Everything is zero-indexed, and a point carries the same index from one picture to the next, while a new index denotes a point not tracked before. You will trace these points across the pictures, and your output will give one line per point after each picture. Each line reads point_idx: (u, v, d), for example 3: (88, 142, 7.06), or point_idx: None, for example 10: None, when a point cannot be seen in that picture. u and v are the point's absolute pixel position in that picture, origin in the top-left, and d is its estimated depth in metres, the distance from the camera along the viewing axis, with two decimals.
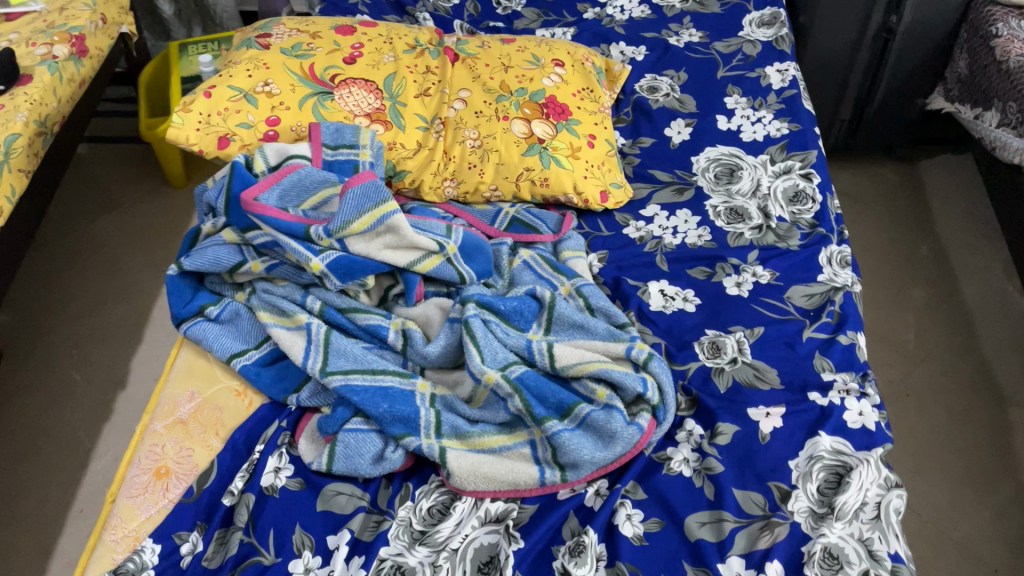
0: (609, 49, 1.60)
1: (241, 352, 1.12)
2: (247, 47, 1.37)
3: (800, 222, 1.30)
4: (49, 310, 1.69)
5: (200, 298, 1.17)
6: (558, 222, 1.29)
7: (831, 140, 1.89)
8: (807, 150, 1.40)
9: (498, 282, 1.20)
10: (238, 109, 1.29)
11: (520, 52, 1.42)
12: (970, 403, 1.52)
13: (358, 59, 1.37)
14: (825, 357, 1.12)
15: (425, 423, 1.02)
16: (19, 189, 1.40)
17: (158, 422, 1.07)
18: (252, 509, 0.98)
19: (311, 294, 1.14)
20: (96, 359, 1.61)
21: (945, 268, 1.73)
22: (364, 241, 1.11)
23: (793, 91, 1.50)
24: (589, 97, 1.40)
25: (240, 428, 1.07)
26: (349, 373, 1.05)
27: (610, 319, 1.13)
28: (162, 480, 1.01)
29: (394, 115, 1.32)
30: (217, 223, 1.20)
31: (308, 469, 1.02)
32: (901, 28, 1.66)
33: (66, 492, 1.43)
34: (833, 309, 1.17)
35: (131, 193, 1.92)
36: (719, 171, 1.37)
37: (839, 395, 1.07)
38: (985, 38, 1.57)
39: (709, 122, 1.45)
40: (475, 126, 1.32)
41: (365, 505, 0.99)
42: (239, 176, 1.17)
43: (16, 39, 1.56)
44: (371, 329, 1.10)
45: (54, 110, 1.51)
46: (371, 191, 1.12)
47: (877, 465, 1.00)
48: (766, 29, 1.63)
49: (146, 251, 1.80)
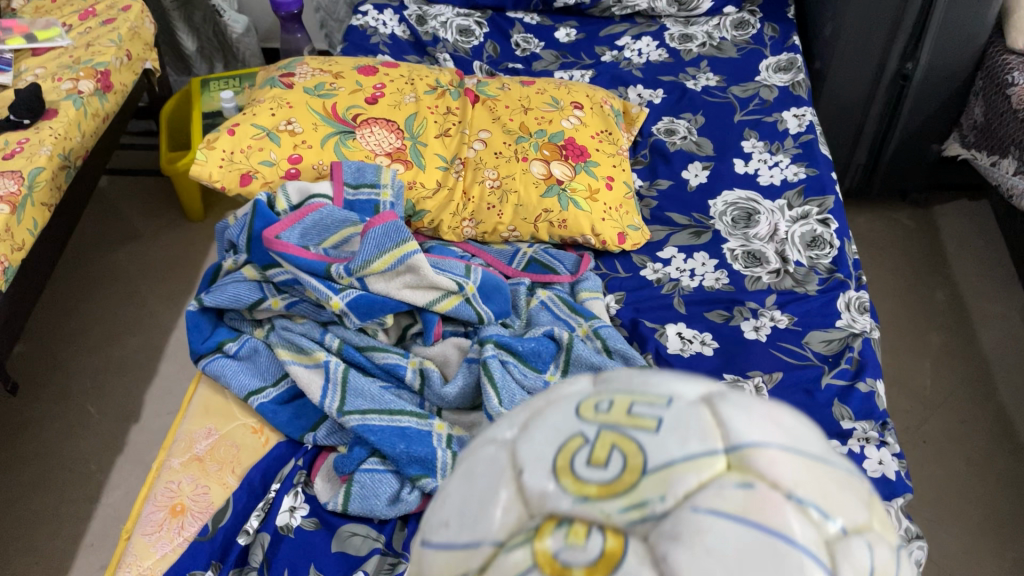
0: (627, 91, 1.62)
1: (259, 390, 1.12)
2: (271, 86, 1.40)
3: (817, 267, 1.30)
4: (66, 341, 1.69)
5: (218, 334, 1.17)
6: (576, 263, 1.30)
7: (847, 183, 1.91)
8: (824, 195, 1.40)
9: (516, 321, 1.20)
10: (260, 147, 1.30)
11: (540, 94, 1.43)
12: (987, 451, 1.50)
13: (380, 99, 1.39)
14: (843, 405, 1.11)
15: (441, 464, 1.01)
16: (41, 222, 1.42)
17: (175, 458, 1.07)
18: (267, 549, 0.98)
19: (330, 331, 1.14)
20: (110, 391, 1.61)
21: (961, 313, 1.73)
22: (384, 281, 1.12)
23: (810, 136, 1.51)
24: (607, 139, 1.41)
25: (256, 467, 1.06)
26: (367, 413, 1.05)
27: (629, 361, 1.13)
28: (178, 518, 1.01)
29: (415, 155, 1.34)
30: (237, 259, 1.20)
31: (323, 509, 1.02)
32: (917, 75, 1.67)
33: (76, 525, 1.42)
34: (851, 355, 1.16)
35: (150, 225, 1.94)
36: (737, 216, 1.38)
37: (859, 444, 1.06)
38: (1001, 87, 1.57)
39: (726, 165, 1.46)
40: (494, 167, 1.33)
41: (379, 546, 0.98)
42: (261, 214, 1.18)
43: (42, 74, 1.59)
44: (388, 368, 1.10)
45: (78, 144, 1.53)
46: (392, 230, 1.13)
47: (897, 516, 0.99)
48: (783, 74, 1.64)
49: (163, 283, 1.81)
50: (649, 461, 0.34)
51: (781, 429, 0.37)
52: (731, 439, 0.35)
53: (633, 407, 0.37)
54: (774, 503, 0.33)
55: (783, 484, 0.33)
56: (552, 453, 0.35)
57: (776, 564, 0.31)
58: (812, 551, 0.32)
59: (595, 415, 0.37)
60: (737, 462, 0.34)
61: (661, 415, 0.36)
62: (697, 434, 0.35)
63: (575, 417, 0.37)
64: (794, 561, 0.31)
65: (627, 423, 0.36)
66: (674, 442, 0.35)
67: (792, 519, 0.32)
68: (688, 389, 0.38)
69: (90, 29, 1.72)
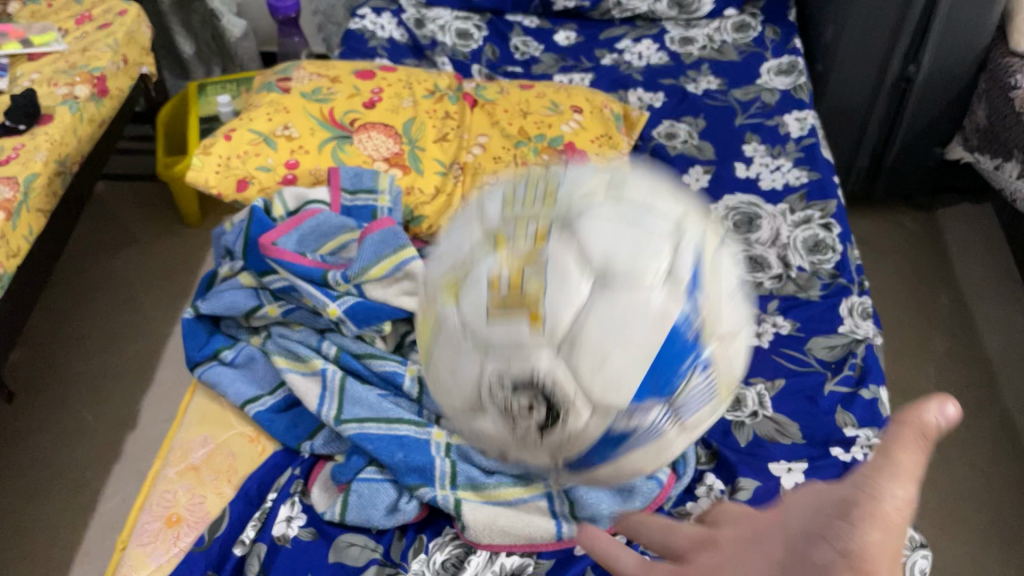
0: (627, 94, 1.60)
1: (255, 398, 1.10)
2: (268, 90, 1.39)
3: (820, 272, 1.29)
4: (63, 347, 1.68)
5: (214, 342, 1.16)
6: None
7: (850, 186, 1.90)
8: (827, 199, 1.39)
9: None
10: (257, 152, 1.29)
11: (539, 99, 1.43)
12: (992, 457, 1.49)
13: (378, 103, 1.38)
14: (846, 412, 1.10)
15: (439, 473, 0.99)
16: (37, 228, 1.41)
17: (170, 467, 1.06)
18: (264, 559, 0.96)
19: (327, 338, 1.13)
20: (108, 398, 1.60)
21: (964, 317, 1.71)
22: (382, 287, 1.11)
23: (812, 139, 1.50)
24: (608, 142, 1.38)
25: (253, 476, 1.05)
26: (364, 421, 1.03)
27: None
28: (174, 528, 0.99)
29: (412, 159, 1.32)
30: (234, 266, 1.19)
31: (321, 519, 1.01)
32: (919, 78, 1.66)
33: (74, 533, 1.41)
34: (855, 362, 1.15)
35: (148, 230, 1.93)
36: (738, 220, 1.36)
37: (862, 451, 1.05)
38: (1005, 90, 1.55)
39: (727, 169, 1.45)
40: (493, 172, 1.32)
41: (377, 557, 0.97)
42: (258, 220, 1.17)
43: (38, 79, 1.58)
44: (386, 376, 1.09)
45: (74, 150, 1.52)
46: (390, 237, 1.13)
47: None
48: (785, 77, 1.63)
49: (161, 289, 1.80)
50: (543, 291, 0.48)
51: (614, 211, 0.52)
52: (589, 263, 0.49)
53: (524, 261, 0.49)
54: (631, 303, 0.47)
55: (629, 284, 0.48)
56: (489, 305, 0.48)
57: (644, 326, 0.47)
58: (667, 308, 0.48)
59: (503, 276, 0.49)
60: (596, 278, 0.48)
61: (544, 260, 0.49)
62: (566, 260, 0.49)
63: (486, 279, 0.49)
64: (654, 325, 0.47)
65: (524, 260, 0.49)
66: (575, 210, 0.52)
67: (650, 299, 0.47)
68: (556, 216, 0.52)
69: (86, 33, 1.71)
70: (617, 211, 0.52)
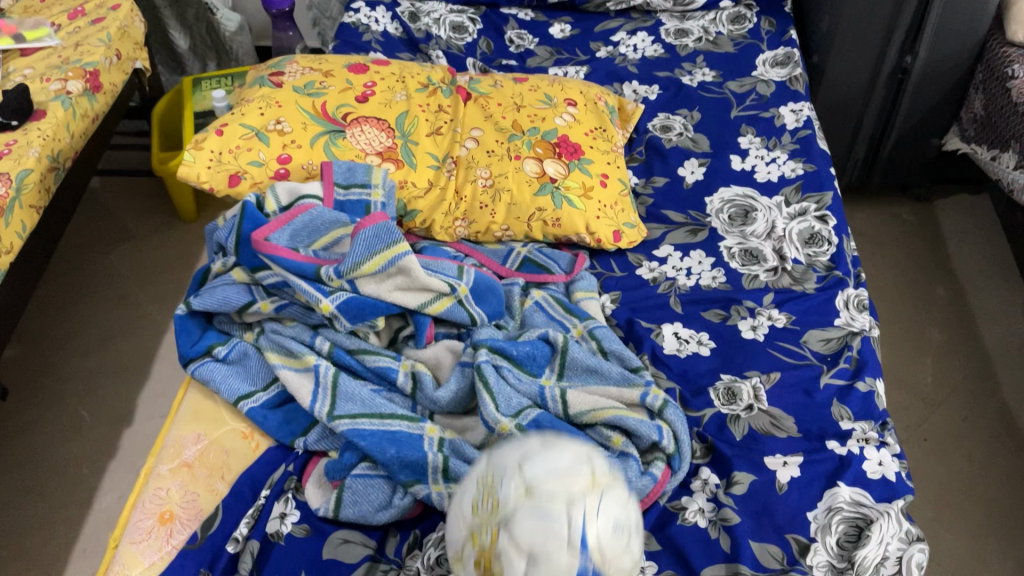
0: (622, 87, 1.60)
1: (249, 394, 1.10)
2: (260, 85, 1.38)
3: (815, 264, 1.29)
4: (59, 344, 1.68)
5: (207, 338, 1.15)
6: (571, 263, 1.28)
7: (846, 179, 1.88)
8: (822, 192, 1.39)
9: (510, 323, 1.18)
10: (249, 147, 1.28)
11: (533, 92, 1.42)
12: (990, 449, 1.49)
13: (371, 97, 1.37)
14: (842, 405, 1.09)
15: (432, 468, 0.99)
16: (31, 225, 1.40)
17: (163, 465, 1.05)
18: (256, 556, 0.96)
19: (320, 334, 1.13)
20: (103, 395, 1.60)
21: (962, 309, 1.71)
22: (375, 283, 1.10)
23: (808, 131, 1.49)
24: (601, 136, 1.39)
25: (246, 473, 1.05)
26: (357, 417, 1.03)
27: (624, 362, 1.12)
28: (166, 526, 0.99)
29: (406, 153, 1.32)
30: (226, 262, 1.19)
31: (315, 515, 1.00)
32: (915, 68, 1.65)
33: (69, 531, 1.40)
34: (850, 354, 1.15)
35: (143, 226, 1.92)
36: (734, 213, 1.36)
37: (858, 444, 1.05)
38: (1001, 80, 1.56)
39: (723, 162, 1.44)
40: (486, 165, 1.31)
41: (370, 553, 0.97)
42: (250, 216, 1.16)
43: (31, 75, 1.57)
44: (380, 372, 1.08)
45: (67, 146, 1.51)
46: (383, 232, 1.11)
47: (897, 518, 0.98)
48: (780, 68, 1.62)
49: (156, 285, 1.80)
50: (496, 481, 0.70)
51: (553, 462, 0.70)
52: (526, 481, 0.68)
53: (491, 472, 0.71)
54: (546, 495, 0.67)
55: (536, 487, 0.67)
56: (473, 497, 0.70)
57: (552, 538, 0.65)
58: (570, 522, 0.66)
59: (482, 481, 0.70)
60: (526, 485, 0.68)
61: (499, 467, 0.70)
62: (506, 465, 0.70)
63: (474, 479, 0.71)
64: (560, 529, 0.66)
65: (489, 476, 0.70)
66: (528, 451, 0.71)
67: (556, 506, 0.66)
68: (510, 459, 0.71)
69: (79, 28, 1.71)
70: (542, 524, 0.65)
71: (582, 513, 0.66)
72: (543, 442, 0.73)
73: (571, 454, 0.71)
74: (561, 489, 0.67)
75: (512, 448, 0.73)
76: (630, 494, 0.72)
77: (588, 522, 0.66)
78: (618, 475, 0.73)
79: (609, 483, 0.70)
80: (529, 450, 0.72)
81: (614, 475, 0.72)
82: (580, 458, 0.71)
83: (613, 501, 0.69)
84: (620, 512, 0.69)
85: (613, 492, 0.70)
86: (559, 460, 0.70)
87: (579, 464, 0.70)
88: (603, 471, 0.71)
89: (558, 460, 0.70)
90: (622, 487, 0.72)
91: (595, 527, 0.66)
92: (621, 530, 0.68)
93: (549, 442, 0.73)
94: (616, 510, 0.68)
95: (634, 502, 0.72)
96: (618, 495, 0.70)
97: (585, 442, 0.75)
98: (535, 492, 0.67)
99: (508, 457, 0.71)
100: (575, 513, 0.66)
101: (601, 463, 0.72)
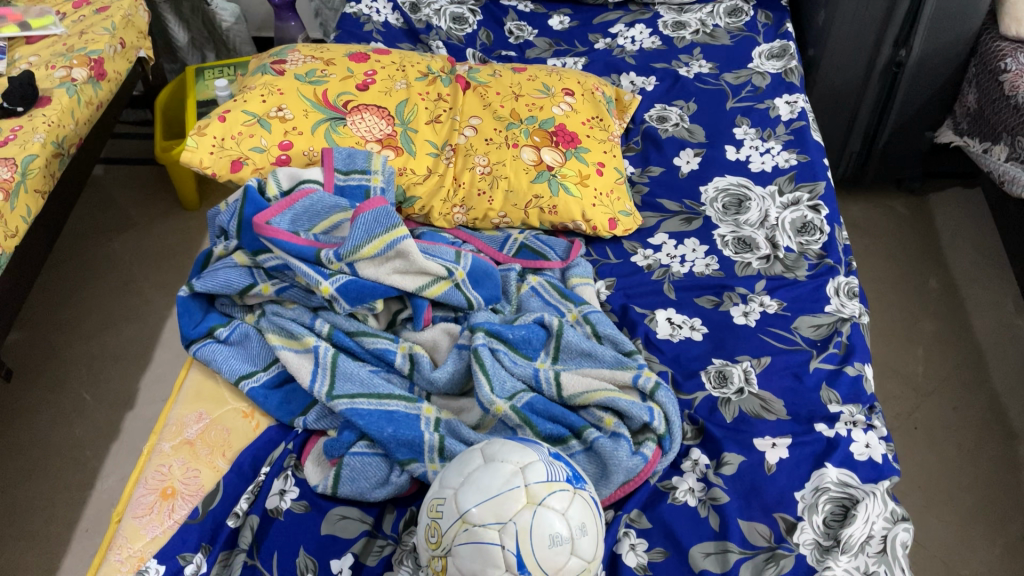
0: (620, 78, 1.62)
1: (250, 374, 1.12)
2: (262, 72, 1.40)
3: (807, 252, 1.31)
4: (60, 329, 1.70)
5: (210, 320, 1.17)
6: (567, 249, 1.29)
7: (841, 171, 1.90)
8: (815, 181, 1.41)
9: (506, 307, 1.21)
10: (251, 133, 1.31)
11: (531, 81, 1.44)
12: (979, 437, 1.51)
13: (371, 86, 1.39)
14: (831, 389, 1.12)
15: (428, 447, 1.01)
16: (35, 209, 1.42)
17: (165, 442, 1.07)
18: (256, 531, 0.98)
19: (320, 317, 1.15)
20: (106, 379, 1.62)
21: (954, 300, 1.73)
22: (374, 266, 1.12)
23: (802, 123, 1.52)
24: (598, 125, 1.41)
25: (247, 450, 1.06)
26: (355, 397, 1.05)
27: (617, 346, 1.14)
28: (168, 501, 1.01)
29: (405, 141, 1.34)
30: (228, 245, 1.21)
31: (313, 492, 1.02)
32: (910, 62, 1.67)
33: (70, 512, 1.43)
34: (839, 340, 1.17)
35: (145, 214, 1.94)
36: (728, 202, 1.38)
37: (846, 427, 1.07)
38: (994, 73, 1.60)
39: (718, 152, 1.46)
40: (484, 153, 1.33)
41: (367, 528, 0.99)
42: (251, 200, 1.18)
43: (36, 62, 1.59)
44: (378, 353, 1.11)
45: (72, 132, 1.53)
46: (381, 216, 1.14)
47: (883, 498, 0.99)
48: (776, 61, 1.65)
49: (158, 272, 1.82)
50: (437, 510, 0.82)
51: (480, 483, 0.81)
52: (460, 513, 0.80)
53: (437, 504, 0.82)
54: (473, 524, 0.78)
55: (470, 520, 0.79)
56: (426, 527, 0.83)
57: (484, 557, 0.77)
58: (494, 542, 0.77)
59: (432, 509, 0.83)
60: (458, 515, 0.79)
61: (443, 497, 0.82)
62: (446, 491, 0.82)
63: (428, 502, 0.84)
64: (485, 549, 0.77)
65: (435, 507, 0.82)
66: (465, 475, 0.83)
67: (484, 533, 0.77)
68: (452, 482, 0.83)
69: (83, 17, 1.72)
70: (477, 552, 0.77)
71: (512, 534, 0.77)
72: (485, 462, 0.84)
73: (503, 474, 0.81)
74: (491, 516, 0.78)
75: (457, 468, 0.84)
76: (567, 496, 0.82)
77: (517, 543, 0.77)
78: (555, 479, 0.82)
79: (540, 495, 0.80)
80: (469, 475, 0.82)
81: (546, 483, 0.81)
82: (511, 477, 0.81)
83: (547, 514, 0.79)
84: (554, 521, 0.79)
85: (545, 503, 0.80)
86: (491, 484, 0.80)
87: (511, 483, 0.80)
88: (536, 483, 0.81)
89: (491, 483, 0.80)
90: (561, 491, 0.82)
91: (525, 545, 0.77)
92: (557, 540, 0.78)
93: (489, 461, 0.84)
94: (548, 520, 0.79)
95: (573, 501, 0.82)
96: (549, 504, 0.80)
97: (526, 450, 0.84)
98: (470, 522, 0.79)
99: (452, 482, 0.83)
100: (506, 536, 0.77)
101: (535, 473, 0.81)
